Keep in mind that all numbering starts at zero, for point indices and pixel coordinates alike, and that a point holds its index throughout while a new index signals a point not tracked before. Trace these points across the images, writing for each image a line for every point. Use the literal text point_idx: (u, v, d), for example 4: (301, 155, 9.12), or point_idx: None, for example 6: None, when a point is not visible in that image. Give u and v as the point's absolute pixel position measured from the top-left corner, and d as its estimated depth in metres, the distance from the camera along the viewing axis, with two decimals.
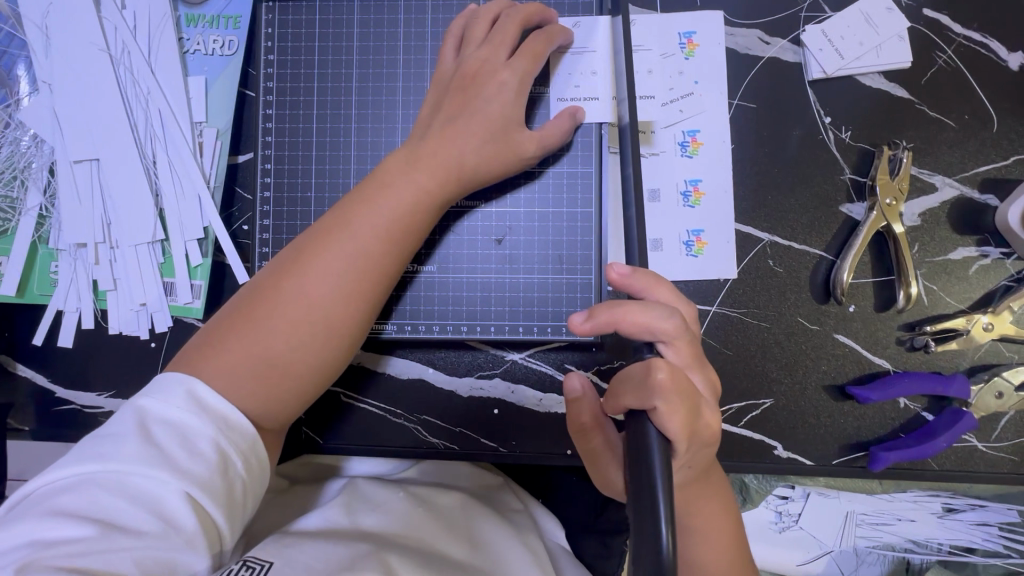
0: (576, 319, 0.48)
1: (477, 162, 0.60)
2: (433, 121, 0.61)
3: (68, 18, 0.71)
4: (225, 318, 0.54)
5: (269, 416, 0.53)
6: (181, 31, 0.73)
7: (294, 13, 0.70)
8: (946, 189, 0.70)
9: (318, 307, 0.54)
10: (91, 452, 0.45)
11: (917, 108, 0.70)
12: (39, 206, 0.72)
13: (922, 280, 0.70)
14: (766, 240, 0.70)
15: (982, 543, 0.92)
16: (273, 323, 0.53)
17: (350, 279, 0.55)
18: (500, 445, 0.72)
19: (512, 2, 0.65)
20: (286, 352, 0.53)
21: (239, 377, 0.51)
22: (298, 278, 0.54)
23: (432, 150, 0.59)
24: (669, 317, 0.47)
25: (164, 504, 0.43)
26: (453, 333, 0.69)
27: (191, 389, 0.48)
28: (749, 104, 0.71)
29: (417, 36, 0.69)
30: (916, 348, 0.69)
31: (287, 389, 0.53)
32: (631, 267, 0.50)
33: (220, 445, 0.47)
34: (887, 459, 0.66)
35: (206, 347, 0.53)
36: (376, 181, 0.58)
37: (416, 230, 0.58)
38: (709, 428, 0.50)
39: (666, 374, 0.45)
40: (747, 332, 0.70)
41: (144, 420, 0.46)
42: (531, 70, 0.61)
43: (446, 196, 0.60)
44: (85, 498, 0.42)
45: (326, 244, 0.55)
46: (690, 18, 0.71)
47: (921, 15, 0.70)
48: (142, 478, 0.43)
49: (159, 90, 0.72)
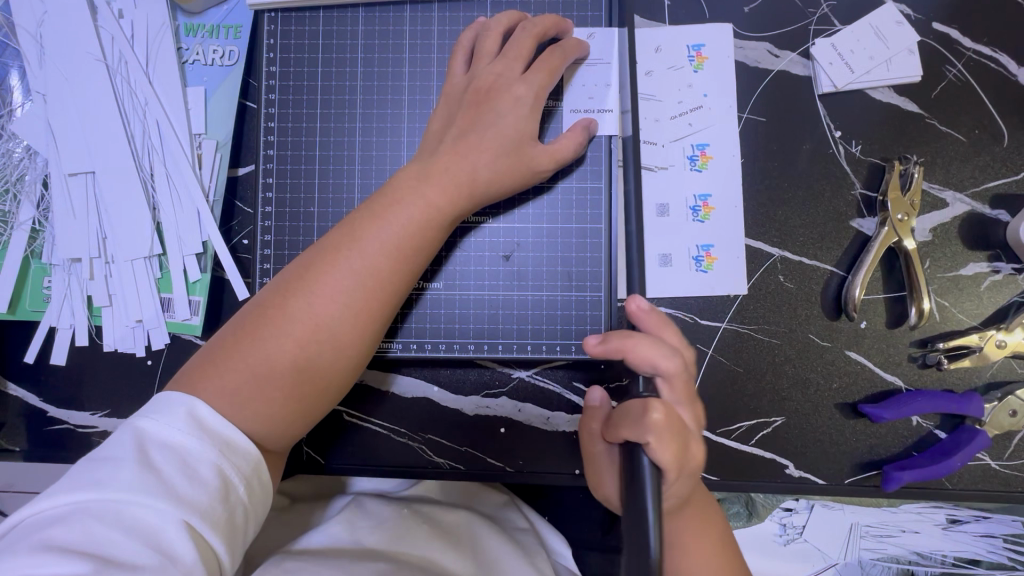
0: (591, 340, 0.53)
1: (490, 177, 0.58)
2: (445, 136, 0.60)
3: (63, 27, 0.69)
4: (229, 336, 0.52)
5: (270, 439, 0.51)
6: (180, 41, 0.71)
7: (298, 24, 0.68)
8: (957, 204, 0.69)
9: (326, 326, 0.52)
10: (85, 478, 0.42)
11: (927, 123, 0.69)
12: (32, 219, 0.70)
13: (934, 296, 0.69)
14: (777, 255, 0.69)
15: (987, 555, 0.92)
16: (279, 342, 0.51)
17: (359, 297, 0.53)
18: (507, 464, 0.70)
19: (525, 16, 0.64)
20: (292, 373, 0.51)
21: (243, 399, 0.49)
22: (307, 294, 0.52)
23: (444, 165, 0.57)
24: (673, 356, 0.51)
25: (162, 536, 0.40)
26: (460, 351, 0.67)
27: (192, 409, 0.46)
28: (758, 118, 0.70)
29: (423, 47, 0.68)
30: (929, 365, 0.68)
31: (289, 411, 0.51)
32: (649, 306, 0.54)
33: (222, 470, 0.45)
34: (901, 478, 0.65)
35: (209, 366, 0.51)
36: (387, 196, 0.57)
37: (426, 247, 0.57)
38: (694, 462, 0.50)
39: (659, 412, 0.47)
40: (759, 350, 0.69)
41: (144, 442, 0.44)
42: (547, 85, 0.60)
43: (457, 212, 0.58)
44: (76, 530, 0.40)
45: (335, 259, 0.53)
46: (699, 31, 0.70)
47: (931, 29, 0.70)
48: (139, 506, 0.41)
49: (156, 101, 0.70)
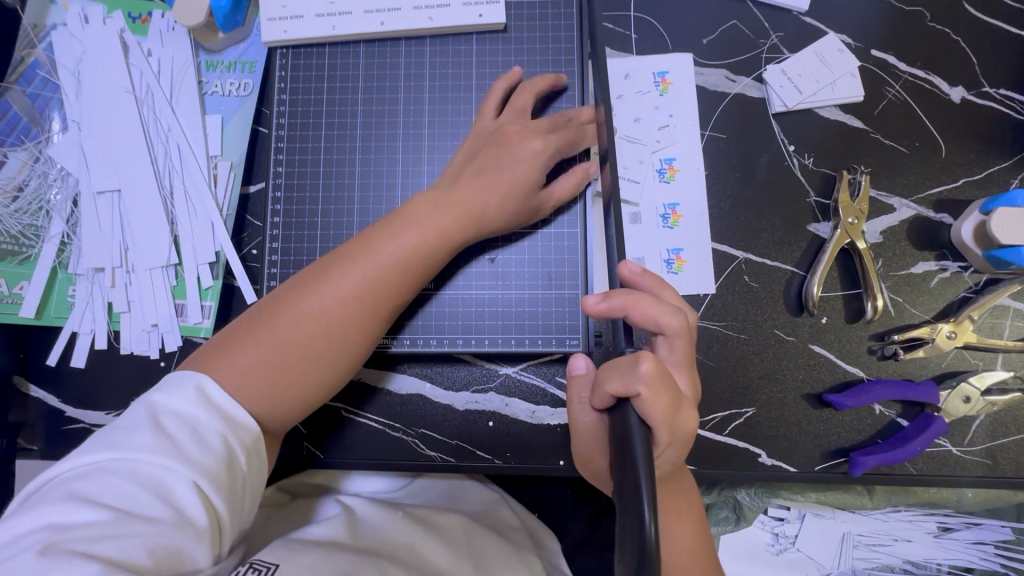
0: (592, 301, 0.56)
1: (497, 212, 0.65)
2: (464, 170, 0.67)
3: (98, 64, 0.78)
4: (245, 323, 0.58)
5: (266, 421, 0.56)
6: (201, 75, 0.80)
7: (306, 57, 0.77)
8: (904, 209, 0.76)
9: (332, 323, 0.58)
10: (105, 442, 0.47)
11: (872, 137, 0.77)
12: (61, 233, 0.77)
13: (888, 293, 0.74)
14: (741, 257, 0.75)
15: (980, 562, 0.95)
16: (288, 333, 0.57)
17: (368, 300, 0.59)
18: (495, 456, 0.74)
19: (558, 79, 0.73)
20: (295, 362, 0.56)
21: (253, 379, 0.54)
22: (321, 294, 0.58)
23: (460, 196, 0.64)
24: (674, 316, 0.56)
25: (172, 492, 0.45)
26: (449, 346, 0.72)
27: (201, 385, 0.52)
28: (719, 135, 0.78)
29: (417, 77, 0.77)
30: (887, 356, 0.73)
31: (287, 397, 0.57)
32: (642, 269, 0.60)
33: (227, 439, 0.50)
34: (866, 463, 0.69)
35: (224, 347, 0.56)
36: (404, 215, 0.63)
37: (431, 265, 0.63)
38: (684, 429, 0.54)
39: (648, 365, 0.50)
40: (728, 345, 0.74)
41: (156, 410, 0.49)
42: (563, 142, 0.68)
43: (464, 239, 0.64)
44: (97, 484, 0.44)
45: (349, 266, 0.59)
46: (662, 60, 0.79)
47: (870, 55, 0.78)
48: (154, 465, 0.46)
49: (178, 126, 0.78)
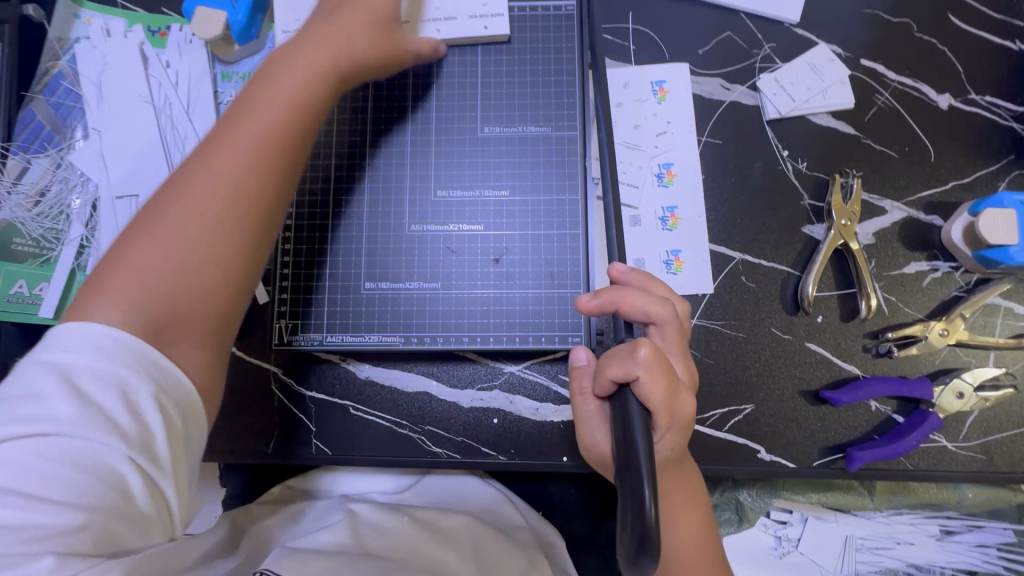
0: (584, 298, 0.59)
1: (364, 45, 0.67)
2: (317, 19, 0.68)
3: (118, 75, 0.82)
4: (121, 245, 0.55)
5: (181, 322, 0.54)
6: (217, 86, 0.83)
7: None
8: (894, 211, 0.78)
9: (222, 194, 0.56)
10: (19, 413, 0.44)
11: (862, 142, 0.80)
12: (80, 236, 0.80)
13: (882, 292, 0.77)
14: (738, 258, 0.78)
15: (982, 565, 0.96)
16: (176, 225, 0.55)
17: (254, 158, 0.58)
18: (500, 453, 0.76)
19: None
20: (191, 247, 0.55)
21: (150, 278, 0.53)
22: (199, 173, 0.57)
23: (320, 37, 0.65)
24: (662, 304, 0.59)
25: (110, 471, 0.45)
26: (455, 343, 0.74)
27: (115, 339, 0.49)
28: (715, 140, 0.80)
29: (424, 85, 0.79)
30: (881, 354, 0.75)
31: (200, 285, 0.55)
32: (630, 267, 0.63)
33: (160, 408, 0.49)
34: (862, 457, 0.71)
35: (100, 279, 0.53)
36: (267, 71, 0.63)
37: (314, 108, 0.63)
38: (682, 414, 0.56)
39: (646, 350, 0.53)
40: (726, 343, 0.76)
41: (70, 381, 0.46)
42: None
43: (339, 74, 0.65)
44: (23, 465, 0.43)
45: (219, 138, 0.58)
46: (660, 69, 0.82)
47: (860, 64, 0.81)
48: (85, 444, 0.45)
49: (195, 134, 0.81)
